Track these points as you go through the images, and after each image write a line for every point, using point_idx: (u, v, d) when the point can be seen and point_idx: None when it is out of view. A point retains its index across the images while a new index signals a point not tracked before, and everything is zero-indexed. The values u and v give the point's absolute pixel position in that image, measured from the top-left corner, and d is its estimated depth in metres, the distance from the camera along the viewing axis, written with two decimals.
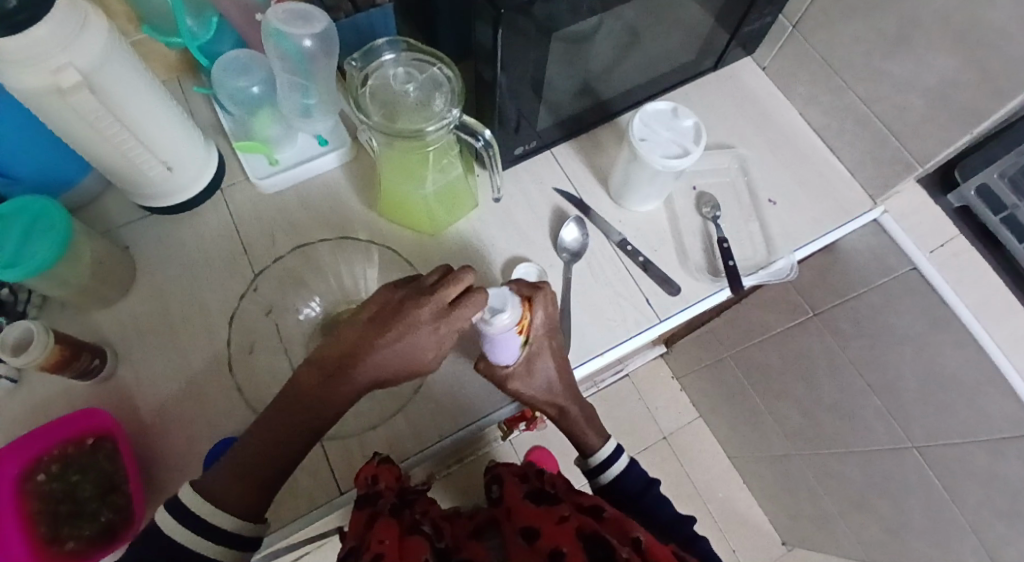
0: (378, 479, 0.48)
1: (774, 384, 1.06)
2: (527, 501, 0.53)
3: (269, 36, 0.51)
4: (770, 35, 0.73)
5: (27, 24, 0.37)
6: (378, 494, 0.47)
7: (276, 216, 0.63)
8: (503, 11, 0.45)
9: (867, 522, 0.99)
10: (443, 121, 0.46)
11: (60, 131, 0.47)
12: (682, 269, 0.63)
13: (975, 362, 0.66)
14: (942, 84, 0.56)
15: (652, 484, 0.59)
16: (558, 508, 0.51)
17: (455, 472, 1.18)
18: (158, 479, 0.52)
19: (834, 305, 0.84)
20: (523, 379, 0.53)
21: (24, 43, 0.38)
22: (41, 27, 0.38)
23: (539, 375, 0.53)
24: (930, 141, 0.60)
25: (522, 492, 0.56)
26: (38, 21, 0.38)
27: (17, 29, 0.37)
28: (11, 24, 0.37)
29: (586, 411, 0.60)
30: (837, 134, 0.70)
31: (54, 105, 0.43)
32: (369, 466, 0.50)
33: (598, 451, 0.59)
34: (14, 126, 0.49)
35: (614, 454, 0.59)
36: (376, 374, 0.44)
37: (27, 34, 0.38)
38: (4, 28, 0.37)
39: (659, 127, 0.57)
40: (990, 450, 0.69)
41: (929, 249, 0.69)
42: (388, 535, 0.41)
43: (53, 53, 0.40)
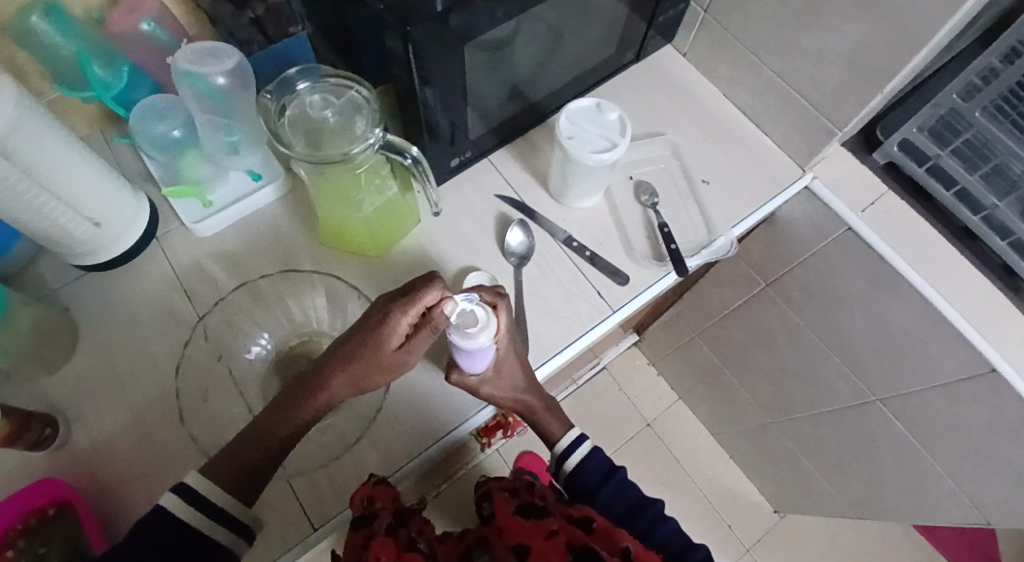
0: (374, 500, 0.47)
1: (742, 357, 1.08)
2: (518, 517, 0.53)
3: (180, 78, 0.50)
4: (685, 23, 0.75)
5: None
6: (373, 514, 0.47)
7: (217, 258, 0.62)
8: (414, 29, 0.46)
9: (847, 478, 1.02)
10: (373, 133, 0.46)
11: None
12: (629, 258, 0.64)
13: (919, 310, 0.69)
14: (848, 51, 0.59)
15: (617, 471, 0.59)
16: (549, 521, 0.51)
17: (443, 489, 1.17)
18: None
19: (782, 275, 0.86)
20: (488, 387, 0.53)
21: None
22: None
23: (504, 379, 0.53)
24: (845, 106, 0.63)
25: (512, 505, 0.56)
26: None
27: None
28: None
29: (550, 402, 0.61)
30: (759, 110, 0.73)
31: None
32: (367, 486, 0.49)
33: (562, 438, 0.60)
34: None
35: (577, 440, 0.60)
36: (353, 373, 0.46)
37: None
38: None
39: (586, 124, 0.59)
40: (946, 393, 0.72)
41: (862, 209, 0.72)
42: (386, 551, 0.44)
43: None
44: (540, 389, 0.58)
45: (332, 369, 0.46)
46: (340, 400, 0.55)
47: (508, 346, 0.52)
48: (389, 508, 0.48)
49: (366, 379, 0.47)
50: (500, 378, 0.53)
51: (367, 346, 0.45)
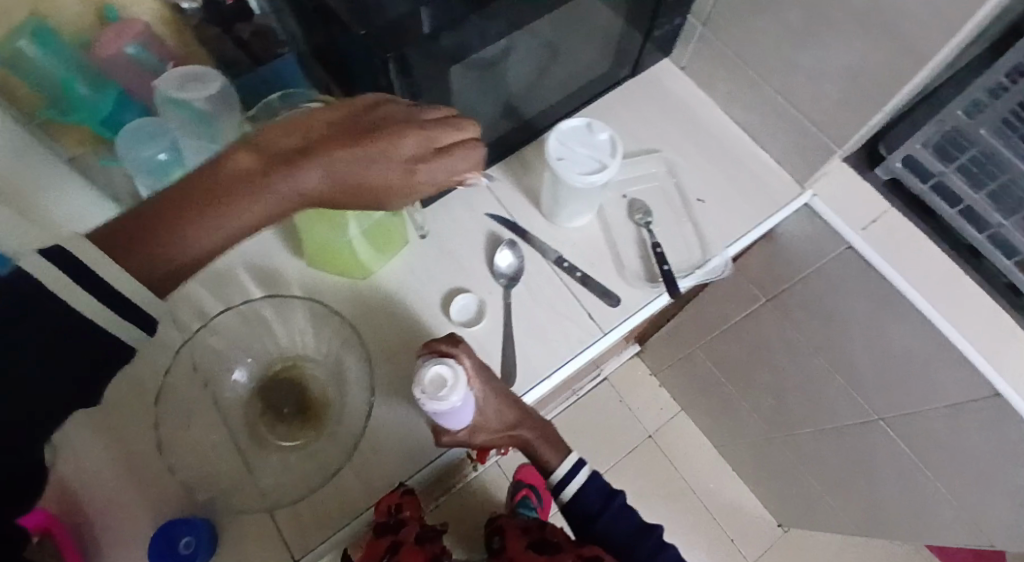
0: (401, 510, 0.50)
1: (743, 371, 1.07)
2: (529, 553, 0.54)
3: (165, 104, 0.51)
4: (682, 36, 0.74)
5: None
6: (399, 522, 0.50)
7: (204, 280, 0.61)
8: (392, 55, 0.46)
9: (851, 497, 1.00)
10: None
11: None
12: (621, 279, 0.63)
13: (922, 331, 0.67)
14: (846, 69, 0.57)
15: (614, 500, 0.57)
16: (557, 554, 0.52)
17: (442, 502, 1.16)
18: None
19: (783, 291, 0.85)
20: (475, 431, 0.51)
21: None
22: None
23: (488, 421, 0.52)
24: (844, 124, 0.61)
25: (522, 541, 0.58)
26: None
27: None
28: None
29: (547, 432, 0.58)
30: (757, 125, 0.71)
31: None
32: (396, 494, 0.51)
33: (558, 470, 0.57)
34: None
35: (574, 467, 0.57)
36: (327, 180, 0.41)
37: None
38: None
39: (575, 145, 0.57)
40: (952, 417, 0.70)
41: (861, 227, 0.69)
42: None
43: None
44: (532, 416, 0.56)
45: (310, 199, 0.42)
46: (326, 427, 0.54)
47: (483, 386, 0.51)
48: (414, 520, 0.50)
49: (313, 195, 0.42)
50: (486, 419, 0.52)
51: (364, 158, 0.41)
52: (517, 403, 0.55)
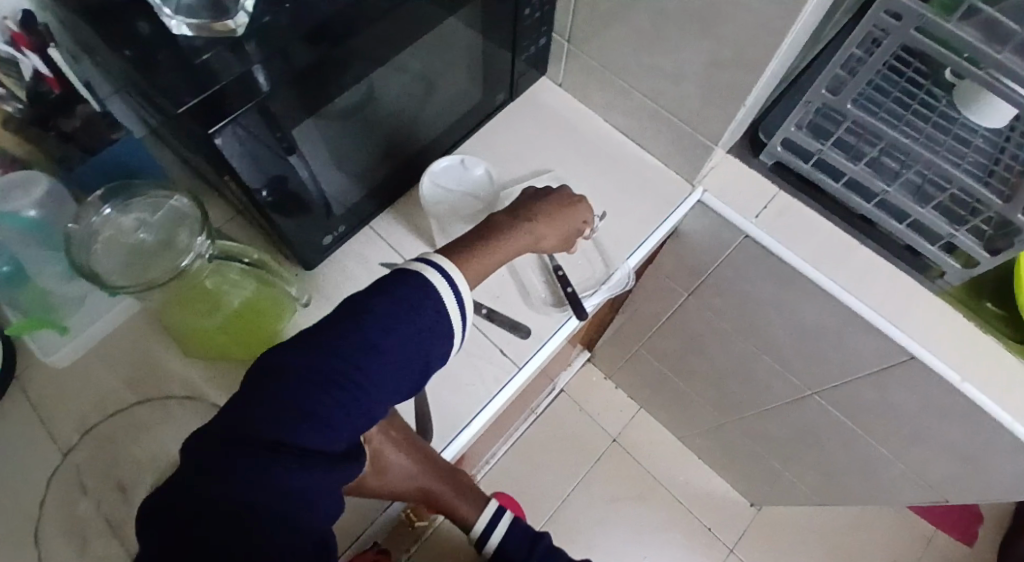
0: None
1: (685, 364, 1.07)
2: None
3: None
4: (553, 54, 0.74)
5: None
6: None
7: (84, 388, 0.56)
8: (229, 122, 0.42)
9: (807, 468, 1.01)
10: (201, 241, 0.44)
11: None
12: (528, 308, 0.62)
13: (830, 306, 0.68)
14: (703, 67, 0.58)
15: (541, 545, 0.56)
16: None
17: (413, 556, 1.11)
18: None
19: (700, 284, 0.85)
20: (373, 484, 0.48)
21: None
22: None
23: (391, 477, 0.49)
24: (714, 120, 0.62)
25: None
26: None
27: None
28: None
29: (465, 483, 0.55)
30: (639, 131, 0.72)
31: None
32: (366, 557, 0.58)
33: (479, 520, 0.55)
34: None
35: (494, 516, 0.56)
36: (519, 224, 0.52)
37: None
38: None
39: (452, 184, 0.62)
40: (875, 381, 0.72)
41: (755, 214, 0.70)
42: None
43: None
44: (447, 471, 0.53)
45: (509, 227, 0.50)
46: None
47: (379, 435, 0.49)
48: None
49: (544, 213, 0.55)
50: (387, 473, 0.48)
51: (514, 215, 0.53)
52: (427, 458, 0.52)
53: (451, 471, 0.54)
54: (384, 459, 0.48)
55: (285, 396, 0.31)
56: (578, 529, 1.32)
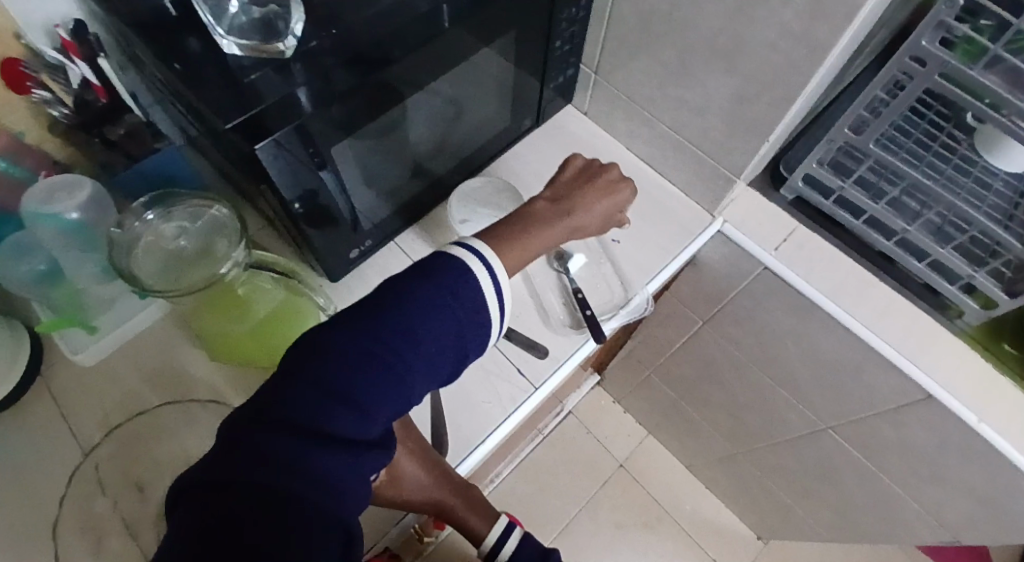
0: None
1: (697, 391, 1.07)
2: None
3: (33, 220, 0.51)
4: (579, 83, 0.76)
5: None
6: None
7: (108, 386, 0.58)
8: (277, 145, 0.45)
9: (819, 504, 1.00)
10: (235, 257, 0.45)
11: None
12: (546, 329, 0.63)
13: (848, 341, 0.68)
14: (727, 102, 0.59)
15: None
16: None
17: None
18: None
19: (716, 313, 0.86)
20: (388, 490, 0.49)
21: None
22: None
23: (405, 485, 0.49)
24: (737, 154, 0.63)
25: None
26: None
27: None
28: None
29: (478, 499, 0.55)
30: (662, 160, 0.73)
31: None
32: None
33: (489, 536, 0.55)
34: None
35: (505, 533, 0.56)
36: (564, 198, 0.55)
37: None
38: None
39: (475, 205, 0.71)
40: (893, 419, 0.71)
41: (774, 247, 0.71)
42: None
43: None
44: (461, 486, 0.54)
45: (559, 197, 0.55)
46: None
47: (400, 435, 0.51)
48: None
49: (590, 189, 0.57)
50: (403, 480, 0.49)
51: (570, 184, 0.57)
52: (444, 471, 0.52)
53: (465, 487, 0.54)
54: (400, 465, 0.49)
55: (322, 372, 0.32)
56: (581, 553, 1.30)
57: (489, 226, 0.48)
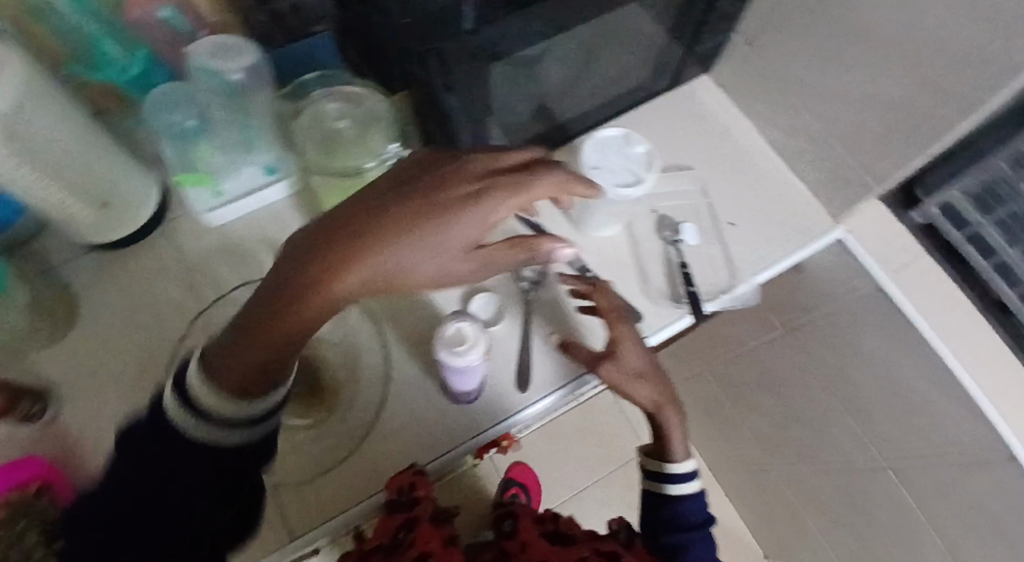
0: (413, 491, 0.49)
1: (749, 396, 1.05)
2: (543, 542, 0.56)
3: (196, 72, 0.51)
4: (725, 52, 0.72)
5: None
6: (411, 501, 0.49)
7: (224, 249, 0.60)
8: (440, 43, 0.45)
9: (846, 534, 0.99)
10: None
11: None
12: (644, 295, 0.62)
13: (941, 382, 0.65)
14: (886, 105, 0.55)
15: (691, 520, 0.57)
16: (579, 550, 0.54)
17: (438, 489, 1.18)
18: None
19: (803, 322, 0.83)
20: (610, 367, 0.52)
21: None
22: None
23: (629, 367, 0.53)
24: (880, 162, 0.59)
25: (536, 530, 0.58)
26: None
27: None
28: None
29: (682, 419, 0.57)
30: (794, 152, 0.70)
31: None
32: (406, 476, 0.50)
33: (681, 464, 0.57)
34: None
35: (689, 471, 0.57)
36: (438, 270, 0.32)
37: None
38: None
39: (611, 153, 0.55)
40: (963, 471, 0.68)
41: (894, 269, 0.67)
42: (432, 540, 0.48)
43: None
44: (671, 392, 0.56)
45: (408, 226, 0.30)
46: (336, 408, 0.55)
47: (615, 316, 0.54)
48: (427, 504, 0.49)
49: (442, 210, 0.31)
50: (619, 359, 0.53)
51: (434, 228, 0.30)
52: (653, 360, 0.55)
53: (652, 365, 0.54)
54: (622, 348, 0.53)
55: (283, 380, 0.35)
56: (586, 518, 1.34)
57: (428, 180, 0.32)
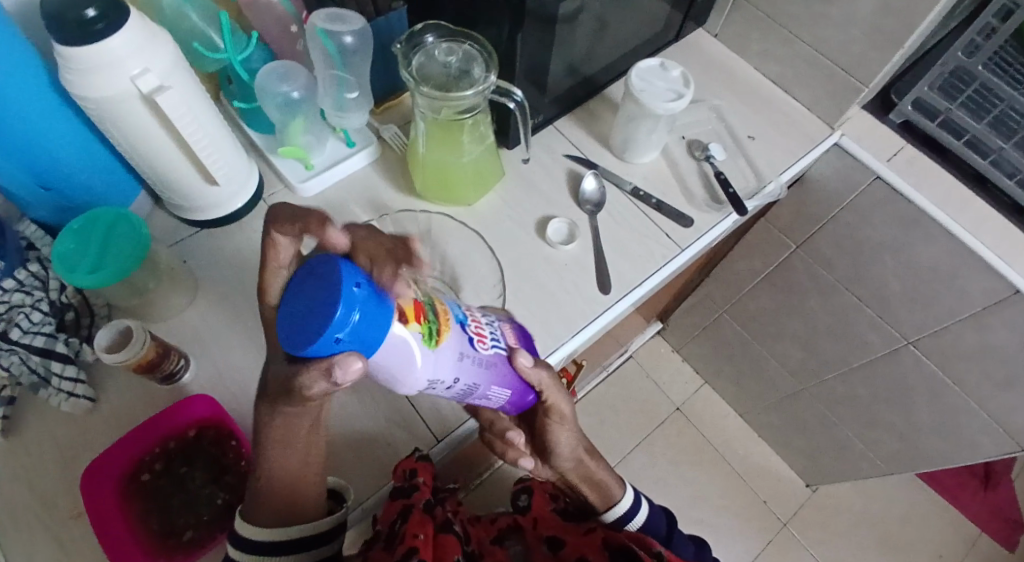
0: (415, 474, 0.51)
1: (771, 324, 1.14)
2: (554, 514, 0.63)
3: (313, 37, 0.58)
4: (717, 6, 0.85)
5: (104, 33, 0.44)
6: (412, 487, 0.51)
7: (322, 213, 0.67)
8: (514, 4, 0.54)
9: (883, 432, 1.07)
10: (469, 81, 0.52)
11: (117, 134, 0.50)
12: (692, 205, 0.71)
13: (945, 245, 0.76)
14: (868, 15, 0.68)
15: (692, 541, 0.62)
16: (586, 520, 0.61)
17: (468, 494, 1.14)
18: None
19: (813, 234, 0.93)
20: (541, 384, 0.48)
21: (99, 52, 0.44)
22: (115, 36, 0.45)
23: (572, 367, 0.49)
24: (868, 65, 0.72)
25: (550, 506, 0.65)
26: (114, 32, 0.45)
27: (93, 38, 0.44)
28: (92, 33, 0.44)
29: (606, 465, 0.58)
30: (789, 77, 0.82)
31: (122, 110, 0.48)
32: (411, 459, 0.52)
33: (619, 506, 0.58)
34: (58, 125, 0.51)
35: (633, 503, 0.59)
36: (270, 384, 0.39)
37: (104, 43, 0.44)
38: (81, 39, 0.44)
39: (653, 79, 0.66)
40: (977, 322, 0.78)
41: (887, 160, 0.80)
42: (421, 529, 0.50)
43: (134, 59, 0.46)
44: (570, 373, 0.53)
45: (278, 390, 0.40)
46: None
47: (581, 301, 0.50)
48: (427, 486, 0.52)
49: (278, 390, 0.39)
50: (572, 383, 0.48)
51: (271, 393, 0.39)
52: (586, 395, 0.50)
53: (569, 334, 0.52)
54: None
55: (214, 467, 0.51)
56: (637, 483, 1.37)
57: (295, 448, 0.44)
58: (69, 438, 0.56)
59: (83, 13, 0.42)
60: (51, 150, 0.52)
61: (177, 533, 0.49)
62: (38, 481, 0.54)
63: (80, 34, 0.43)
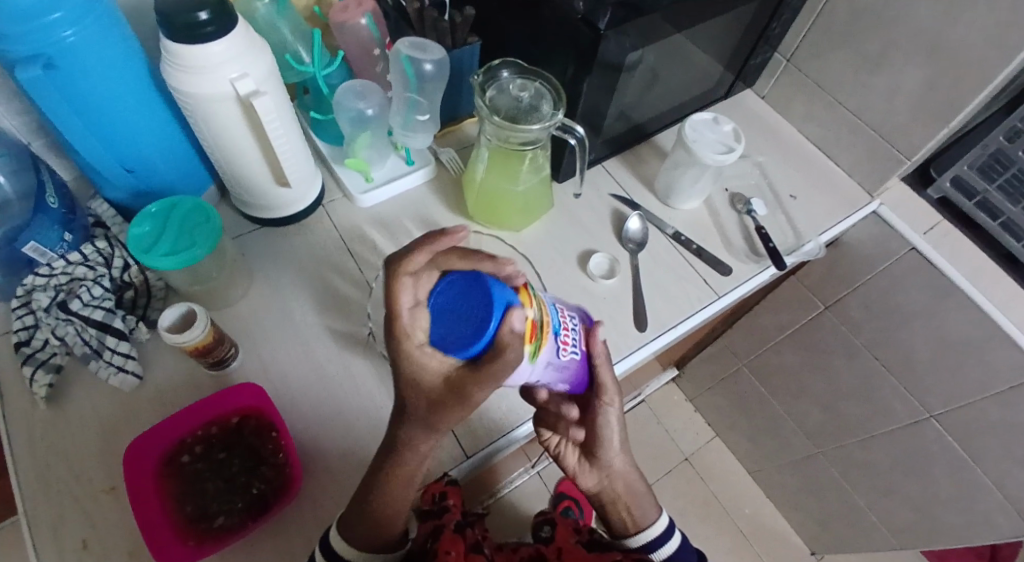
0: (444, 497, 0.58)
1: (792, 382, 1.14)
2: (578, 547, 0.62)
3: (394, 61, 0.62)
4: (767, 68, 0.89)
5: (211, 37, 0.48)
6: (443, 508, 0.58)
7: (376, 223, 0.70)
8: (585, 49, 0.58)
9: (898, 505, 1.05)
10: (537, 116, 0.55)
11: (206, 130, 0.54)
12: (731, 254, 0.73)
13: (976, 321, 0.76)
14: (915, 92, 0.71)
15: None
16: (610, 553, 0.59)
17: None
18: (308, 460, 0.55)
19: (843, 296, 0.95)
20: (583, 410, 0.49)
21: (204, 53, 0.48)
22: (219, 41, 0.48)
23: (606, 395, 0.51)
24: (911, 138, 0.74)
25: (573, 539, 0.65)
26: (219, 38, 0.48)
27: (200, 40, 0.47)
28: (201, 35, 0.47)
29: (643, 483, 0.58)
30: (832, 142, 0.84)
31: (215, 108, 0.51)
32: (441, 483, 0.57)
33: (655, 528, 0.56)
34: (151, 114, 0.55)
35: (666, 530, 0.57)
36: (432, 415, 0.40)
37: (208, 45, 0.48)
38: (189, 40, 0.47)
39: (705, 131, 0.69)
40: (1003, 401, 0.78)
41: (923, 232, 0.82)
42: (453, 546, 0.54)
43: (234, 63, 0.50)
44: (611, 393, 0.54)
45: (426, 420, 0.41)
46: None
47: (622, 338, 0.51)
48: (456, 506, 0.58)
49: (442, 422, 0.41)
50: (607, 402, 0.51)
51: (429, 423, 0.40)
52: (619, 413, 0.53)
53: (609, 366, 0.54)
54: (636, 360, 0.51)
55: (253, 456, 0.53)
56: None
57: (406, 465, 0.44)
58: (113, 411, 0.58)
59: (195, 16, 0.46)
60: (141, 136, 0.55)
61: (209, 517, 0.50)
62: (80, 450, 0.56)
63: (189, 36, 0.47)
